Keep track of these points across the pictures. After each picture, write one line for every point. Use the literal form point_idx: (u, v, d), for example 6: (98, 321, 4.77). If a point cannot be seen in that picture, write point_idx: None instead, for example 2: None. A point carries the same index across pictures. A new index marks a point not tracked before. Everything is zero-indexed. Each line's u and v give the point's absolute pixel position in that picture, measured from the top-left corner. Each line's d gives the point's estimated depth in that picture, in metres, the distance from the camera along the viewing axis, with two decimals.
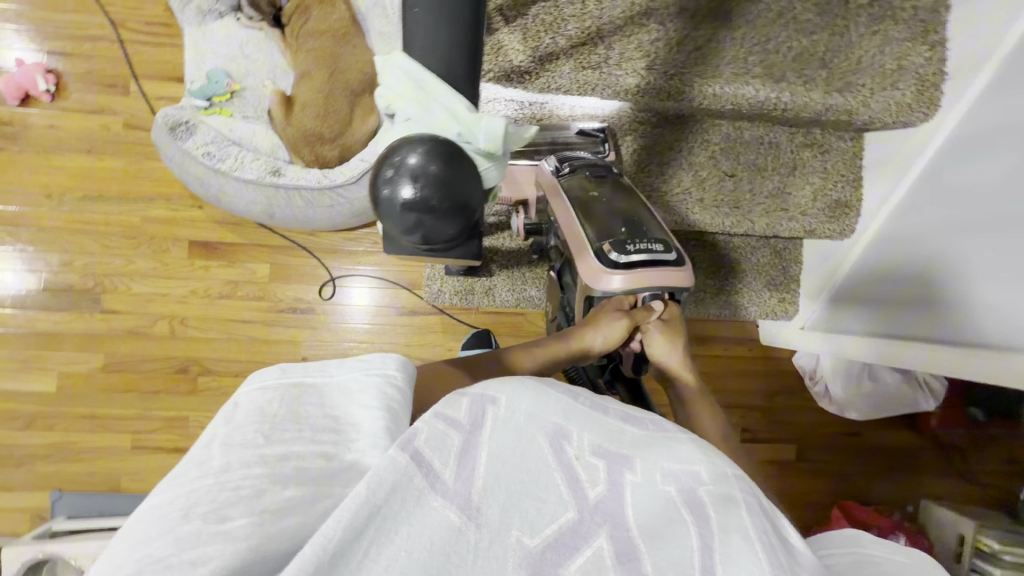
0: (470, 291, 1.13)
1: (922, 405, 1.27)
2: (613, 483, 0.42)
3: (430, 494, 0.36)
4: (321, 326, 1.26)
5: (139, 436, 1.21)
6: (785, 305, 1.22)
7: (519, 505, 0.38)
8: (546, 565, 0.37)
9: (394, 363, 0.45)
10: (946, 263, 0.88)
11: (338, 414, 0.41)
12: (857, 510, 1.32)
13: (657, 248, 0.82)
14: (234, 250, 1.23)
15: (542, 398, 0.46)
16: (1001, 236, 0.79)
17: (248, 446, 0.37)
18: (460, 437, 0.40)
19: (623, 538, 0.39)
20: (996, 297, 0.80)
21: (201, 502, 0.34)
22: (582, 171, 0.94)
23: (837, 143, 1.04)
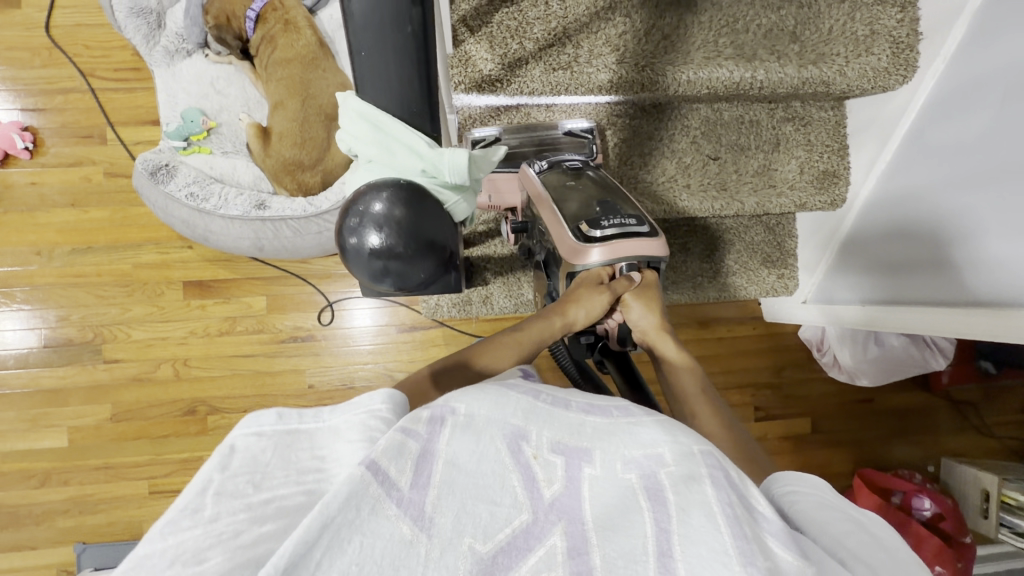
0: (467, 302, 1.12)
1: (932, 364, 1.25)
2: (572, 480, 0.40)
3: (384, 502, 0.33)
4: (323, 351, 1.26)
5: (155, 481, 1.21)
6: (785, 281, 1.21)
7: (472, 510, 0.35)
8: (497, 569, 0.34)
9: (384, 398, 0.44)
10: (944, 223, 0.87)
11: (326, 455, 0.39)
12: (877, 475, 1.30)
13: (631, 222, 0.84)
14: (228, 286, 1.23)
15: (501, 399, 0.44)
16: (995, 188, 0.79)
17: (237, 496, 0.35)
18: (417, 444, 0.37)
19: (578, 532, 0.36)
20: (1001, 252, 0.79)
21: (184, 545, 0.33)
22: (558, 165, 0.95)
23: (818, 114, 1.03)
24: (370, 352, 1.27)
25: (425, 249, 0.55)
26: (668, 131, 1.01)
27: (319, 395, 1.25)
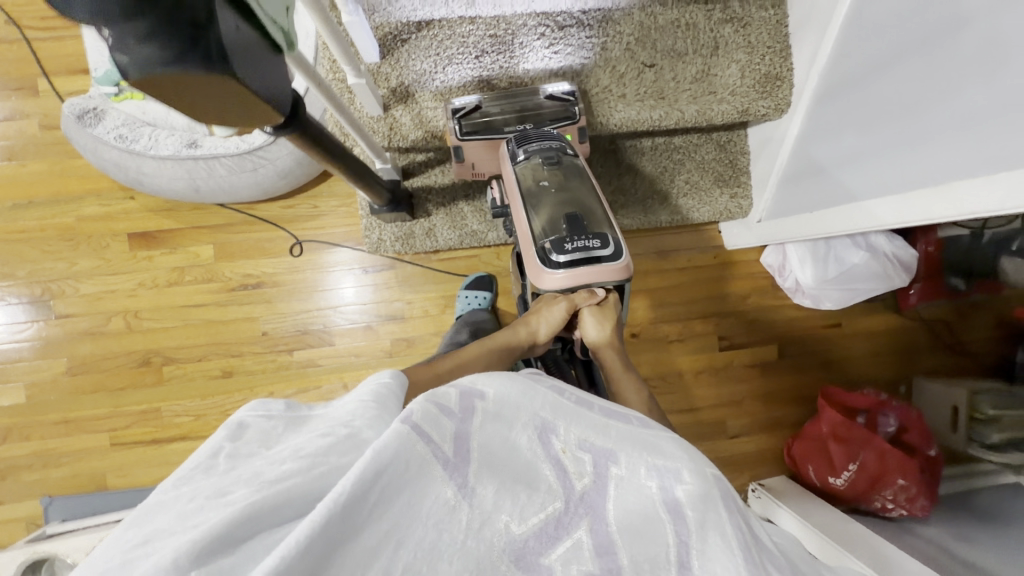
0: (409, 235, 1.11)
1: (895, 280, 1.21)
2: (598, 476, 0.49)
3: (433, 466, 0.42)
4: (275, 298, 1.25)
5: (116, 432, 1.22)
6: (738, 201, 1.18)
7: (513, 490, 0.45)
8: (530, 549, 0.43)
9: (387, 374, 0.53)
10: (890, 119, 0.82)
11: (334, 416, 0.48)
12: (841, 395, 1.24)
13: (597, 245, 0.79)
14: (175, 236, 1.22)
15: (531, 391, 0.52)
16: (913, 64, 0.76)
17: (250, 454, 0.44)
18: (454, 422, 0.46)
19: (602, 532, 0.46)
20: (934, 140, 0.75)
21: (207, 488, 0.40)
22: (535, 157, 0.85)
23: (758, 13, 0.99)
24: (325, 297, 1.26)
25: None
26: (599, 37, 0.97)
27: (274, 342, 1.25)
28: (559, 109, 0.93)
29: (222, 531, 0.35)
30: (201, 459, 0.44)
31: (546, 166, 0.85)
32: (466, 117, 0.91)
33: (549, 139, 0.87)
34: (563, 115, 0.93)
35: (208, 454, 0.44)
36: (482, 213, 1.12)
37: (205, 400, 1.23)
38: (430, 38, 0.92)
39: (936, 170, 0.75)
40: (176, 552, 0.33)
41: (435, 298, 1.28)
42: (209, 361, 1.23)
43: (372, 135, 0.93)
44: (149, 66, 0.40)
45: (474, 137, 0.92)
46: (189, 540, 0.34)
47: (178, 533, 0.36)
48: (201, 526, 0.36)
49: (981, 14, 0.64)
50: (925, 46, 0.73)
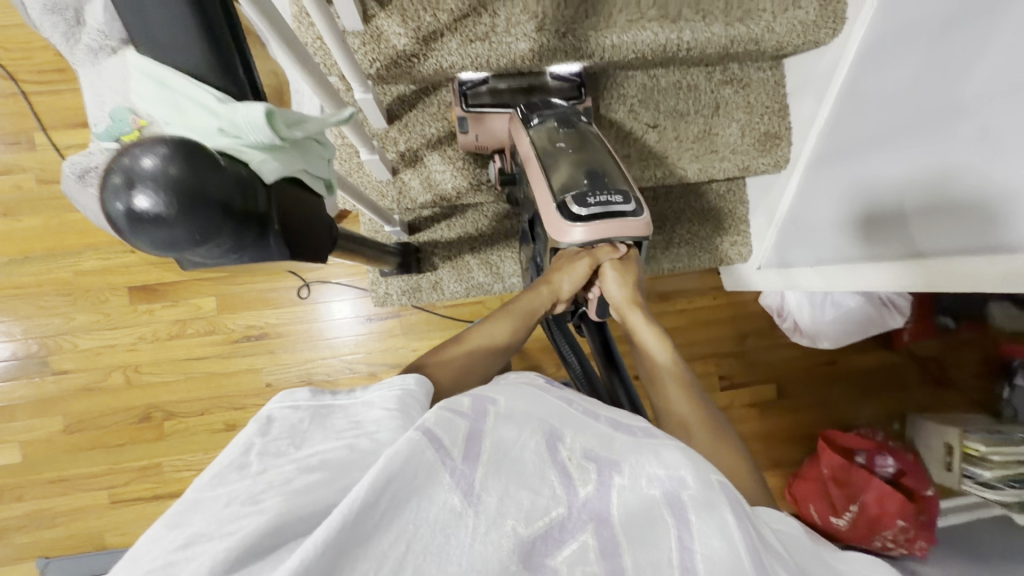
0: (416, 288, 1.10)
1: (889, 323, 1.25)
2: (602, 483, 0.48)
3: (439, 470, 0.41)
4: (279, 348, 1.24)
5: (115, 490, 1.20)
6: (738, 249, 1.21)
7: (515, 496, 0.43)
8: (534, 553, 0.42)
9: (413, 380, 0.55)
10: (885, 181, 0.86)
11: (360, 420, 0.49)
12: (841, 438, 1.30)
13: (619, 201, 0.78)
14: (175, 289, 1.21)
15: (540, 403, 0.57)
16: (912, 140, 0.80)
17: (280, 454, 0.44)
18: (465, 423, 0.47)
19: (607, 534, 0.44)
20: (930, 194, 0.78)
21: (242, 490, 0.40)
22: (549, 122, 0.85)
23: (756, 75, 1.02)
24: (329, 345, 1.25)
25: (216, 218, 0.40)
26: (603, 99, 0.99)
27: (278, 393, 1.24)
28: (566, 89, 0.91)
29: (254, 544, 0.36)
30: (232, 455, 0.44)
31: (561, 128, 0.84)
32: (474, 90, 0.88)
33: (560, 106, 0.87)
34: (572, 94, 0.91)
35: (239, 451, 0.44)
36: (488, 265, 1.13)
37: (207, 455, 1.21)
38: (438, 104, 0.93)
39: (931, 241, 0.79)
40: (214, 561, 0.35)
41: (440, 344, 1.28)
42: (211, 415, 1.22)
43: (382, 200, 0.94)
44: (218, 260, 0.45)
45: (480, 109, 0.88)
46: (224, 548, 0.35)
47: (214, 539, 0.36)
48: (237, 534, 0.37)
49: (980, 105, 0.69)
50: (924, 126, 0.78)
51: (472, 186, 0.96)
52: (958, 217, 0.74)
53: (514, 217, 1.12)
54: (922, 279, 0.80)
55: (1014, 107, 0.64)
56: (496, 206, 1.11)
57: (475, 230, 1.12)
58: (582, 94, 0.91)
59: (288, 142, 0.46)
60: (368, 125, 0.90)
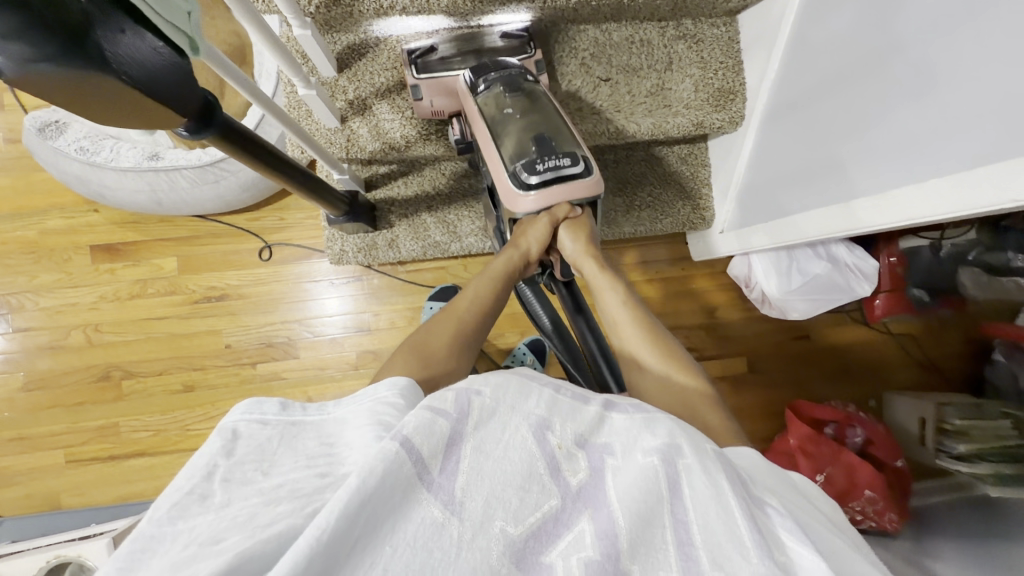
0: (372, 246, 1.11)
1: (856, 289, 1.20)
2: (594, 469, 0.45)
3: (418, 486, 0.39)
4: (240, 311, 1.24)
5: (72, 450, 1.19)
6: (700, 213, 1.20)
7: (503, 496, 0.41)
8: (528, 551, 0.40)
9: (387, 388, 0.51)
10: (831, 131, 0.84)
11: (334, 444, 0.46)
12: (807, 408, 1.23)
13: (568, 163, 0.82)
14: (139, 249, 1.22)
15: (527, 390, 0.49)
16: (852, 86, 0.79)
17: (247, 485, 0.42)
18: (448, 423, 0.43)
19: (604, 518, 0.42)
20: (873, 141, 0.76)
21: (202, 529, 0.38)
22: (497, 87, 0.87)
23: (710, 31, 1.02)
24: (292, 309, 1.25)
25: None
26: (554, 51, 1.00)
27: (237, 356, 1.23)
28: (514, 48, 0.94)
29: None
30: (192, 481, 0.41)
31: (508, 94, 0.86)
32: (423, 59, 0.91)
33: (508, 67, 0.88)
34: (520, 52, 0.94)
35: (200, 477, 0.41)
36: (445, 224, 1.13)
37: (166, 415, 1.21)
38: (388, 53, 0.94)
39: (868, 187, 0.78)
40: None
41: (402, 310, 1.27)
42: (170, 375, 1.22)
43: (329, 147, 0.94)
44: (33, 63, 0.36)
45: (430, 76, 0.90)
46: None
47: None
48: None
49: (912, 43, 0.67)
50: (863, 70, 0.76)
51: (421, 136, 0.97)
52: (897, 162, 0.72)
53: (471, 175, 1.13)
54: (862, 220, 0.79)
55: (946, 39, 0.63)
56: (453, 164, 1.12)
57: (432, 188, 1.12)
58: (531, 50, 0.93)
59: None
60: (316, 71, 0.92)
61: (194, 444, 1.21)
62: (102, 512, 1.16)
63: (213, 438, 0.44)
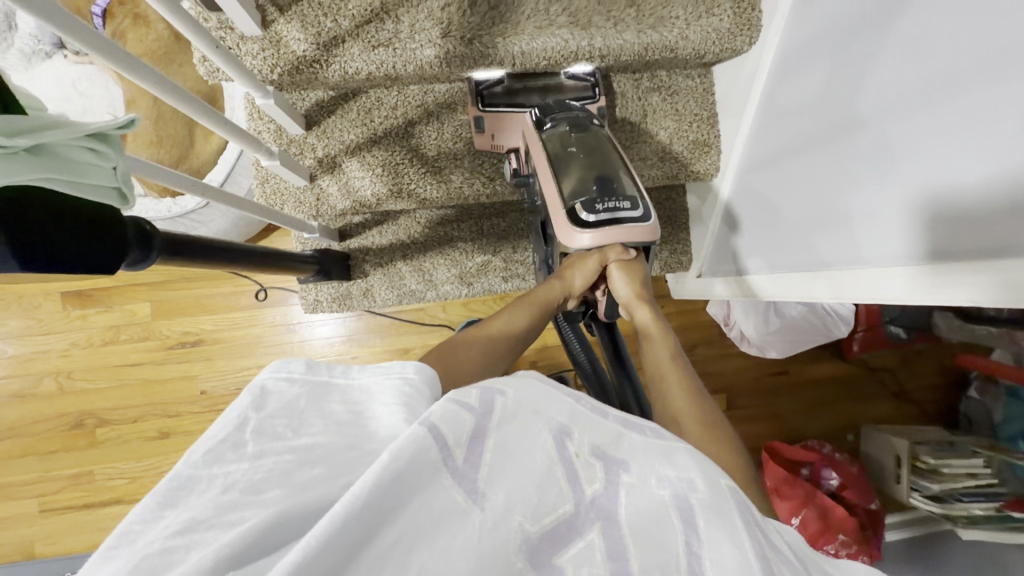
0: (346, 296, 1.09)
1: (836, 331, 1.22)
2: (610, 482, 0.46)
3: (442, 469, 0.40)
4: (216, 355, 1.23)
5: (46, 499, 1.18)
6: (678, 257, 1.20)
7: (522, 492, 0.42)
8: (541, 550, 0.41)
9: (412, 368, 0.51)
10: (801, 197, 0.83)
11: (360, 410, 0.46)
12: (787, 451, 1.24)
13: (626, 206, 0.82)
14: (110, 295, 1.20)
15: (551, 396, 0.51)
16: (818, 150, 0.79)
17: (276, 437, 0.43)
18: (472, 417, 0.44)
19: (614, 535, 0.43)
20: (840, 212, 0.76)
21: (241, 475, 0.40)
22: (562, 125, 0.89)
23: (685, 82, 1.01)
24: (269, 353, 1.24)
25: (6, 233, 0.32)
26: (524, 101, 0.96)
27: (214, 401, 1.22)
28: (581, 89, 0.96)
29: (258, 535, 0.36)
30: (226, 430, 0.42)
31: (574, 133, 0.88)
32: (490, 92, 0.93)
33: (575, 110, 0.90)
34: (585, 95, 0.96)
35: (233, 426, 0.42)
36: (421, 272, 1.12)
37: (141, 463, 1.20)
38: (359, 109, 0.92)
39: (838, 256, 0.76)
40: (215, 553, 0.35)
41: (381, 352, 1.26)
42: (144, 422, 1.20)
43: (299, 207, 0.93)
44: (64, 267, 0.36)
45: (494, 109, 0.93)
46: (226, 541, 0.35)
47: (215, 528, 0.36)
48: (239, 525, 0.36)
49: (877, 121, 0.68)
50: (825, 138, 0.77)
51: (392, 193, 0.94)
52: (866, 239, 0.71)
53: (447, 224, 1.12)
54: (820, 294, 0.79)
55: (909, 123, 0.63)
56: (427, 213, 1.11)
57: (407, 236, 1.11)
58: (595, 95, 0.95)
59: (30, 150, 0.32)
60: (285, 132, 0.91)
61: None
62: (78, 561, 1.16)
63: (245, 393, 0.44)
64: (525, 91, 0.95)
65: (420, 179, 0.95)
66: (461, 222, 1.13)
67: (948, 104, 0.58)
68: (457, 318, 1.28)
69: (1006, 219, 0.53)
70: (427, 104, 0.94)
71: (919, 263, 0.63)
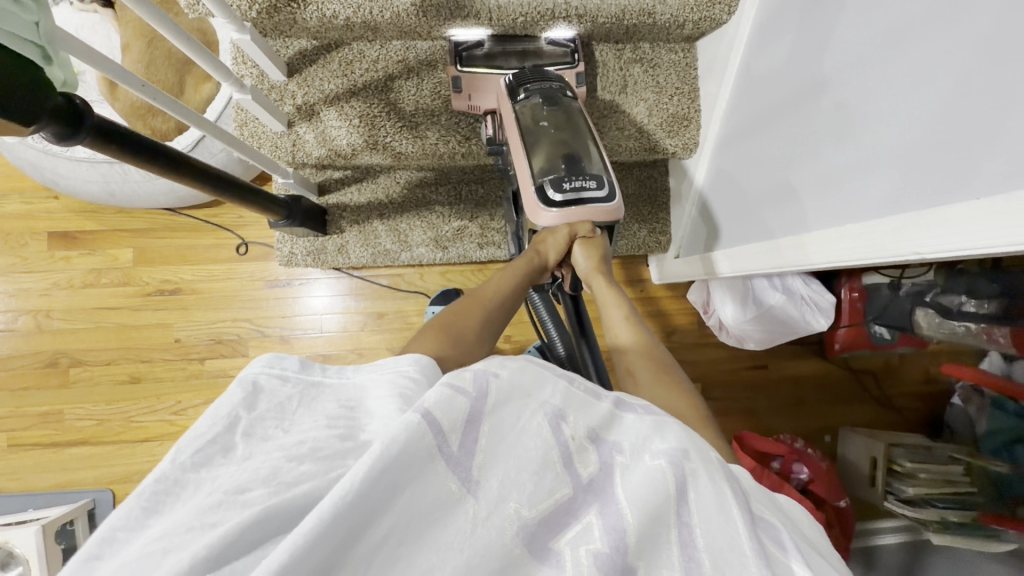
0: (322, 250, 1.10)
1: (815, 324, 1.18)
2: (604, 464, 0.46)
3: (437, 458, 0.40)
4: (193, 306, 1.24)
5: (15, 434, 1.20)
6: (657, 237, 1.19)
7: (519, 479, 0.42)
8: (539, 536, 0.41)
9: (407, 361, 0.52)
10: (771, 169, 0.83)
11: (352, 408, 0.46)
12: (758, 442, 1.20)
13: (592, 186, 0.81)
14: (95, 238, 1.22)
15: (542, 380, 0.51)
16: (784, 118, 0.79)
17: (267, 440, 0.42)
18: (467, 402, 0.44)
19: (612, 514, 0.43)
20: (805, 179, 0.75)
21: (228, 478, 0.38)
22: (535, 97, 0.86)
23: (667, 56, 1.01)
24: (246, 308, 1.25)
25: None
26: (502, 66, 0.94)
27: (187, 351, 1.23)
28: (559, 55, 0.95)
29: (237, 534, 0.35)
30: (215, 430, 0.41)
31: (546, 106, 0.86)
32: (469, 54, 0.92)
33: (549, 78, 0.88)
34: (563, 61, 0.95)
35: (221, 426, 0.41)
36: (397, 233, 1.13)
37: (109, 405, 1.21)
38: (340, 60, 0.94)
39: (781, 226, 0.81)
40: (194, 555, 0.33)
41: (356, 315, 1.27)
42: (116, 366, 1.22)
43: (276, 152, 0.94)
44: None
45: (472, 71, 0.92)
46: (207, 543, 0.34)
47: (196, 530, 0.35)
48: (221, 526, 0.35)
49: (839, 80, 0.67)
50: (791, 106, 0.77)
51: (368, 145, 0.95)
52: (830, 201, 0.70)
53: (425, 187, 1.12)
54: (787, 259, 0.79)
55: (867, 77, 0.63)
56: (407, 173, 1.12)
57: (385, 196, 1.12)
58: (575, 60, 0.93)
59: None
60: (267, 78, 0.92)
61: (135, 436, 1.21)
62: (40, 498, 1.18)
63: (235, 389, 0.44)
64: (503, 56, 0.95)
65: (396, 133, 0.96)
66: (439, 185, 1.13)
67: (901, 53, 0.58)
68: (434, 286, 1.28)
69: (950, 166, 0.53)
70: (408, 60, 0.96)
71: (875, 215, 0.63)
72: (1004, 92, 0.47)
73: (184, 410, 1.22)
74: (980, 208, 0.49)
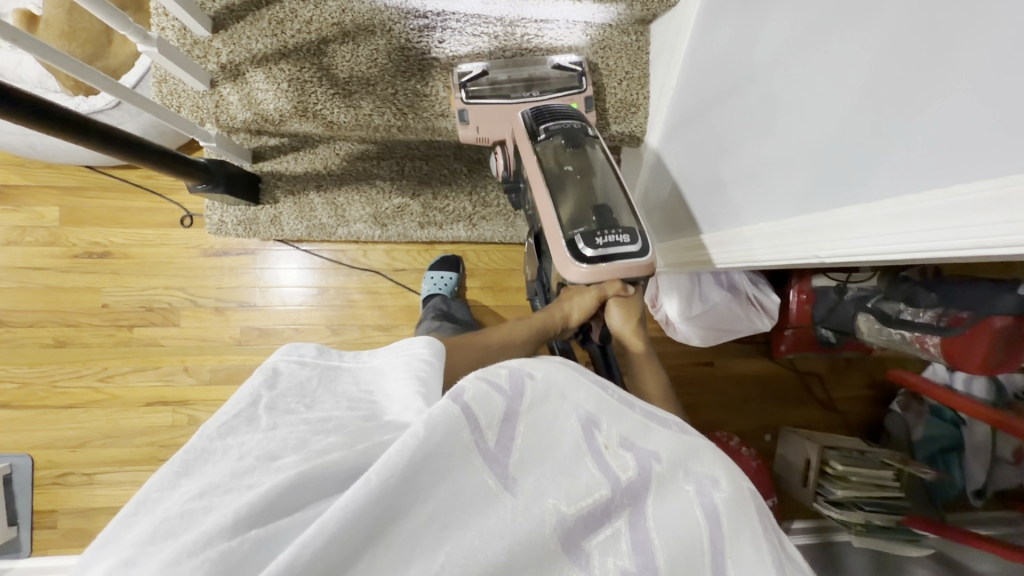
0: (254, 222, 1.07)
1: (758, 325, 1.21)
2: (642, 470, 0.43)
3: (474, 453, 0.38)
4: (125, 271, 1.20)
5: None
6: None
7: (553, 479, 0.40)
8: (575, 534, 0.39)
9: (423, 344, 0.47)
10: (710, 160, 0.82)
11: (373, 391, 0.43)
12: None
13: (624, 240, 0.75)
14: (22, 194, 1.17)
15: (576, 383, 0.48)
16: (719, 106, 0.78)
17: (290, 412, 0.39)
18: (504, 400, 0.41)
19: (643, 531, 0.40)
20: (740, 165, 0.74)
21: (255, 445, 0.36)
22: (557, 137, 0.83)
23: (619, 38, 0.97)
24: (182, 276, 1.21)
25: None
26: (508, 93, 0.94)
27: (116, 317, 1.19)
28: (566, 80, 0.94)
29: (270, 498, 0.33)
30: (239, 406, 0.39)
31: (569, 148, 0.83)
32: (475, 83, 0.92)
33: (569, 116, 0.85)
34: (571, 85, 0.94)
35: (246, 403, 0.39)
36: (333, 204, 1.10)
37: (32, 368, 1.17)
38: (270, 18, 0.88)
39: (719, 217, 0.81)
40: (235, 512, 0.32)
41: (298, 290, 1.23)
42: (40, 329, 1.18)
43: (196, 112, 0.90)
44: None
45: (480, 101, 0.92)
46: (246, 502, 0.32)
47: (231, 493, 0.33)
48: (255, 489, 0.33)
49: (765, 70, 0.67)
50: (729, 95, 0.76)
51: (296, 112, 0.91)
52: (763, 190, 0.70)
53: (366, 160, 1.09)
54: (729, 253, 0.78)
55: (790, 74, 0.63)
56: (347, 145, 1.08)
57: (323, 166, 1.08)
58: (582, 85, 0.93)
59: None
60: (187, 33, 0.87)
61: (59, 401, 1.17)
62: None
63: (257, 373, 0.41)
64: (509, 82, 0.94)
65: (328, 101, 0.91)
66: (381, 159, 1.10)
67: (822, 44, 0.57)
68: (377, 263, 1.22)
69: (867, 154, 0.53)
70: (344, 23, 0.90)
71: (783, 218, 0.66)
72: (926, 72, 0.45)
73: (110, 377, 1.18)
74: (884, 213, 0.50)
